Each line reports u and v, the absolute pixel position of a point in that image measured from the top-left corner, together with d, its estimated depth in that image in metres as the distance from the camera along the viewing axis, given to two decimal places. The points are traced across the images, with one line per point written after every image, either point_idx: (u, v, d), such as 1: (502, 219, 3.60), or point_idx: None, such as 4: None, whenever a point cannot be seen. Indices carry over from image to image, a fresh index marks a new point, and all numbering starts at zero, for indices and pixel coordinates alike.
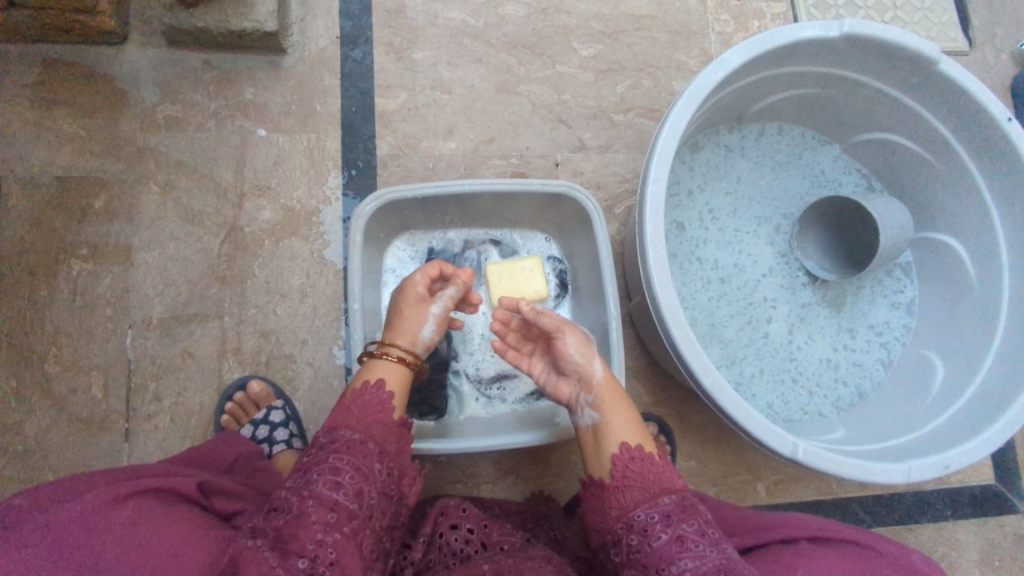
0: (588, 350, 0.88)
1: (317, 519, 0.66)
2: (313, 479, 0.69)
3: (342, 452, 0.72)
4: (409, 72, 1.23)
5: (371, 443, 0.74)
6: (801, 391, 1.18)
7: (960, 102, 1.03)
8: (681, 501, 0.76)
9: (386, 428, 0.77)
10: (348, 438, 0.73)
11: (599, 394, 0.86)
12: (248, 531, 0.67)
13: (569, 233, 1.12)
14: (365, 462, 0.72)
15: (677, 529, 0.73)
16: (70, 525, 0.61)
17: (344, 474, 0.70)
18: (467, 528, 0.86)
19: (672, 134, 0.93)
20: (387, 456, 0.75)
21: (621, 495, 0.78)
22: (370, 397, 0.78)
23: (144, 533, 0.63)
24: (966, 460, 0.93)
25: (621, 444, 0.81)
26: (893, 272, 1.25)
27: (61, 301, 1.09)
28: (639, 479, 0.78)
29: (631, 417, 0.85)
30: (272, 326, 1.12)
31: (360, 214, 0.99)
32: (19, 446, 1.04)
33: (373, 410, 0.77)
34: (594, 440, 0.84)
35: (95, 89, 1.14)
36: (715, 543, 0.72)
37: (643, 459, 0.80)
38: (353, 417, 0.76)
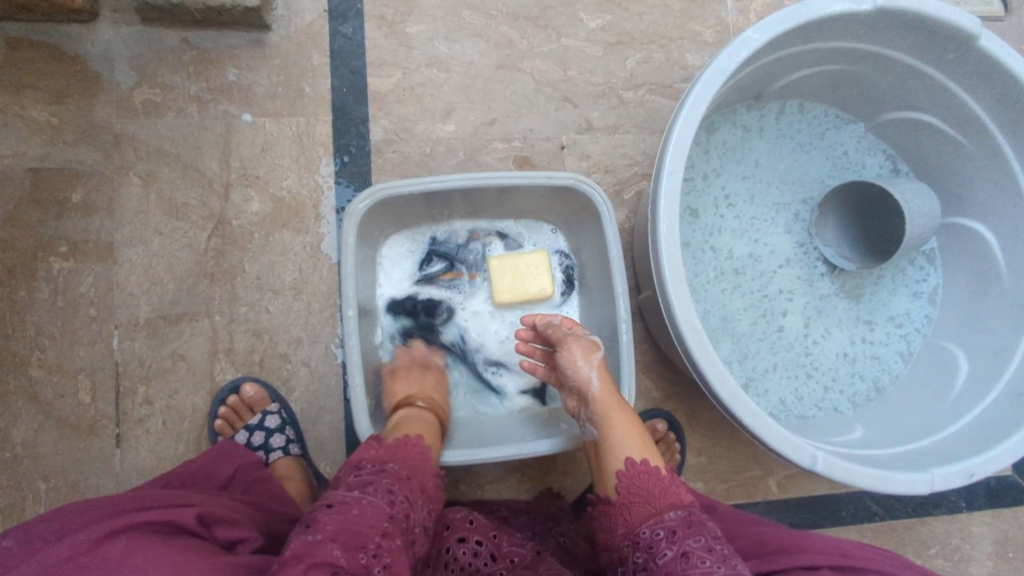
0: (592, 362, 0.86)
1: (375, 524, 0.64)
2: (370, 491, 0.68)
3: (394, 479, 0.71)
4: (404, 48, 1.14)
5: (416, 480, 0.74)
6: (815, 386, 1.13)
7: (1003, 82, 0.95)
8: (687, 516, 0.71)
9: (428, 473, 0.77)
10: (397, 470, 0.73)
11: (601, 410, 0.83)
12: (300, 528, 0.64)
13: (576, 226, 1.05)
14: (413, 493, 0.72)
15: (682, 545, 0.68)
16: (62, 567, 0.59)
17: (398, 495, 0.69)
18: (475, 541, 0.83)
19: (688, 124, 0.86)
20: (427, 496, 0.75)
21: (628, 512, 0.74)
22: (415, 446, 0.78)
23: (134, 564, 0.60)
24: (991, 467, 0.89)
25: (626, 459, 0.78)
26: (916, 260, 1.19)
27: (43, 301, 1.04)
28: (644, 495, 0.74)
29: (636, 428, 0.82)
30: (265, 325, 1.07)
31: (353, 212, 0.93)
32: (7, 452, 1.01)
33: (417, 457, 0.77)
34: (598, 456, 0.82)
35: (67, 73, 1.07)
36: (724, 559, 0.66)
37: (649, 473, 0.76)
38: (399, 453, 0.76)
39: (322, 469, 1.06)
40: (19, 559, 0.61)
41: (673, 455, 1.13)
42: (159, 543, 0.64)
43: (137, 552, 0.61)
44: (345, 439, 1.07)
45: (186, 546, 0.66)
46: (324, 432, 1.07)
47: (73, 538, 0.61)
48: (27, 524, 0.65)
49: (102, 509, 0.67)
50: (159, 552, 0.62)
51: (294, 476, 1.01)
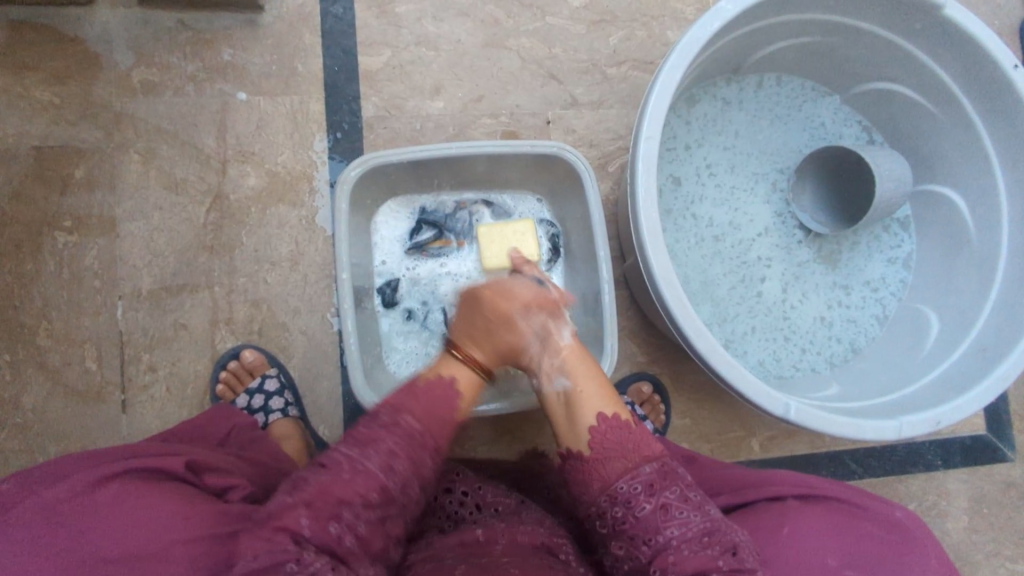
0: (560, 316, 0.89)
1: (360, 491, 0.67)
2: (369, 455, 0.70)
3: (401, 437, 0.73)
4: (393, 28, 1.18)
5: (429, 436, 0.76)
6: (793, 348, 1.18)
7: (966, 49, 0.99)
8: (661, 468, 0.75)
9: (444, 423, 0.79)
10: (409, 427, 0.75)
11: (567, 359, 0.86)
12: (293, 484, 0.69)
13: (562, 195, 1.10)
14: (419, 454, 0.74)
15: (660, 498, 0.72)
16: (59, 507, 0.63)
17: (398, 459, 0.71)
18: (462, 491, 0.87)
19: (665, 90, 0.89)
20: (436, 454, 0.77)
21: (603, 468, 0.76)
22: (438, 396, 0.81)
23: (129, 511, 0.64)
24: (956, 415, 0.94)
25: (600, 415, 0.80)
26: (890, 227, 1.23)
27: (49, 273, 1.08)
28: (619, 450, 0.76)
29: (602, 384, 0.84)
30: (263, 295, 1.11)
31: (344, 180, 0.97)
32: (18, 418, 1.05)
33: (436, 406, 0.79)
34: (568, 409, 0.83)
35: (67, 55, 1.10)
36: (699, 506, 0.72)
37: (621, 427, 0.78)
38: (418, 405, 0.78)
39: (320, 432, 1.11)
40: (18, 498, 0.64)
41: (658, 415, 1.18)
42: (151, 490, 0.67)
43: (131, 499, 0.65)
44: (341, 404, 1.11)
45: (177, 492, 0.69)
46: (322, 397, 1.11)
47: (66, 483, 0.64)
48: (32, 468, 0.69)
49: (95, 458, 0.71)
50: (151, 499, 0.66)
51: (292, 437, 1.05)
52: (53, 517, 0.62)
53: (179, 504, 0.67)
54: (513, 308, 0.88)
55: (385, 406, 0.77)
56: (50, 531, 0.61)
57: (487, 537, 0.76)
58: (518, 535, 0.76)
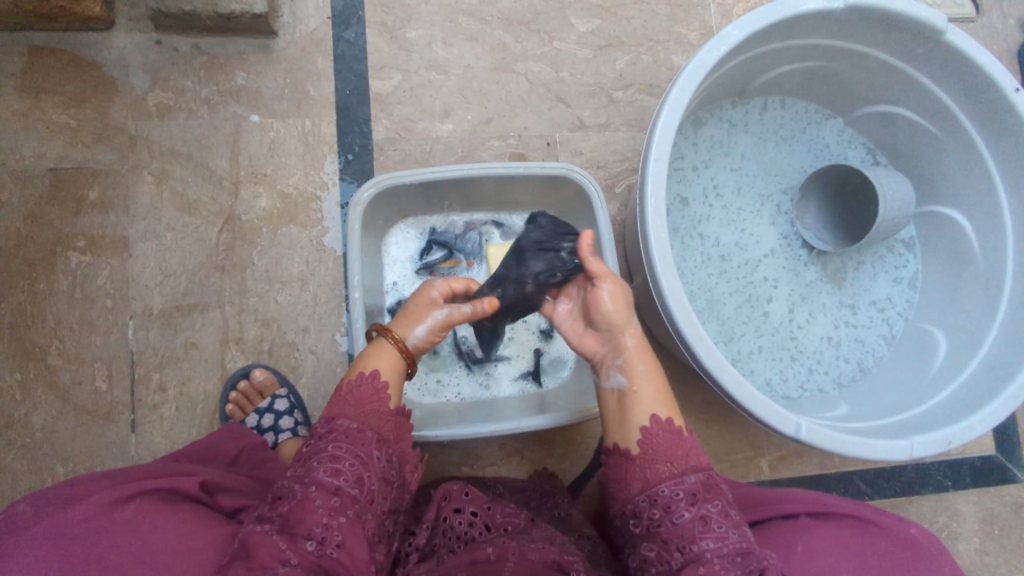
0: (622, 304, 0.85)
1: (320, 505, 0.67)
2: (313, 468, 0.70)
3: (340, 440, 0.72)
4: (403, 52, 1.20)
5: (370, 431, 0.74)
6: (800, 369, 1.18)
7: (967, 73, 1.01)
8: (706, 480, 0.74)
9: (383, 415, 0.76)
10: (343, 429, 0.73)
11: (630, 359, 0.83)
12: (253, 518, 0.69)
13: (571, 216, 1.11)
14: (363, 449, 0.72)
15: (701, 508, 0.72)
16: (76, 528, 0.63)
17: (343, 461, 0.70)
18: (471, 511, 0.86)
19: (673, 113, 0.91)
20: (384, 443, 0.74)
21: (648, 469, 0.75)
22: (365, 386, 0.77)
23: (145, 533, 0.65)
24: (966, 436, 0.94)
25: (652, 417, 0.78)
26: (895, 248, 1.24)
27: (61, 293, 1.09)
28: (665, 453, 0.76)
29: (659, 385, 0.82)
30: (273, 315, 1.12)
31: (357, 202, 0.99)
32: (27, 438, 1.05)
33: (369, 399, 0.76)
34: (623, 408, 0.81)
35: (85, 78, 1.12)
36: (738, 525, 0.71)
37: (670, 433, 0.77)
38: (348, 407, 0.75)
39: None
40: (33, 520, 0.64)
41: None
42: (164, 514, 0.68)
43: (146, 522, 0.66)
44: None
45: (189, 515, 0.70)
46: None
47: (86, 503, 0.65)
48: (40, 492, 0.69)
49: (107, 479, 0.71)
50: (168, 524, 0.67)
51: None
52: (70, 536, 0.62)
53: (194, 530, 0.68)
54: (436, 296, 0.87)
55: (321, 420, 0.75)
56: (66, 552, 0.61)
57: (497, 554, 0.76)
58: (530, 554, 0.76)
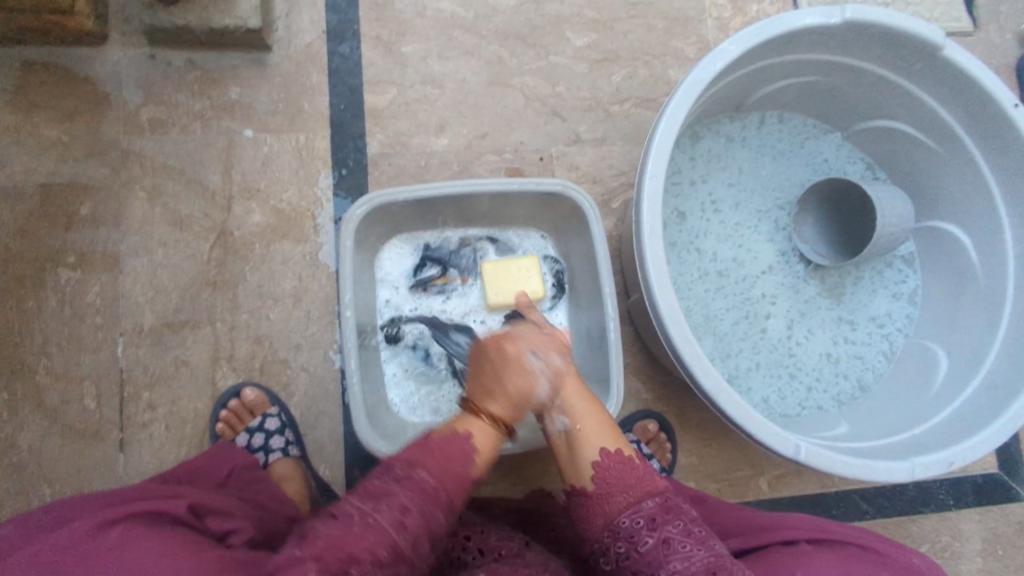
0: (555, 356, 0.82)
1: (369, 549, 0.62)
2: (378, 510, 0.65)
3: (413, 492, 0.68)
4: (399, 67, 1.20)
5: (445, 494, 0.70)
6: (798, 386, 1.17)
7: (966, 87, 1.00)
8: (665, 503, 0.74)
9: (460, 479, 0.72)
10: (423, 481, 0.69)
11: (569, 398, 0.81)
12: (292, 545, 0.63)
13: (566, 232, 1.10)
14: (433, 511, 0.68)
15: (662, 532, 0.71)
16: (59, 554, 0.62)
17: (410, 515, 0.66)
18: (464, 535, 0.85)
19: (669, 130, 0.90)
20: (450, 512, 0.71)
21: (604, 502, 0.75)
22: (456, 444, 0.74)
23: (128, 552, 0.62)
24: (968, 456, 0.92)
25: (602, 451, 0.77)
26: (894, 263, 1.23)
27: (50, 310, 1.07)
28: (620, 485, 0.75)
29: (603, 418, 0.81)
30: (265, 331, 1.10)
31: (349, 218, 0.98)
32: (14, 457, 1.04)
33: (454, 456, 0.73)
34: (572, 449, 0.79)
35: (78, 93, 1.12)
36: (702, 540, 0.71)
37: (625, 464, 0.76)
38: (433, 459, 0.72)
39: (321, 473, 1.09)
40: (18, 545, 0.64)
41: (665, 454, 1.17)
42: (151, 533, 0.65)
43: (130, 542, 0.63)
44: (343, 441, 1.10)
45: (177, 535, 0.67)
46: (323, 436, 1.10)
47: (70, 527, 0.64)
48: (30, 514, 0.69)
49: (96, 501, 0.70)
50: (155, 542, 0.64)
51: (292, 477, 1.03)
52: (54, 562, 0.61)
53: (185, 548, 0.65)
54: (523, 353, 0.80)
55: (399, 461, 0.71)
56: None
57: None
58: None
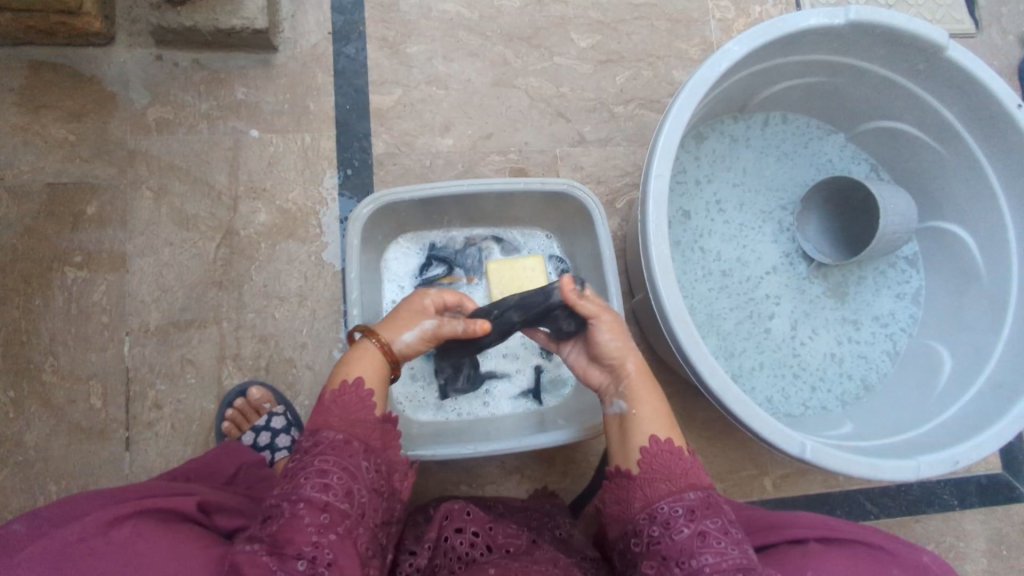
0: (622, 336, 0.83)
1: (309, 523, 0.65)
2: (299, 483, 0.67)
3: (326, 453, 0.69)
4: (404, 67, 1.20)
5: (356, 441, 0.71)
6: (802, 386, 1.17)
7: (969, 88, 1.00)
8: (707, 498, 0.72)
9: (370, 424, 0.73)
10: (329, 441, 0.70)
11: (633, 383, 0.81)
12: (244, 540, 0.66)
13: (571, 232, 1.10)
14: (351, 462, 0.69)
15: (700, 524, 0.70)
16: (68, 550, 0.61)
17: (331, 475, 0.68)
18: (472, 531, 0.84)
19: (674, 129, 0.90)
20: (371, 454, 0.72)
21: (646, 487, 0.74)
22: (349, 397, 0.74)
23: (141, 551, 0.63)
24: (974, 455, 0.92)
25: (651, 437, 0.76)
26: (897, 263, 1.23)
27: (57, 309, 1.08)
28: (665, 472, 0.73)
29: (661, 405, 0.79)
30: (271, 331, 1.11)
31: (356, 217, 0.98)
32: (20, 456, 1.04)
33: (355, 409, 0.73)
34: (623, 432, 0.79)
35: (85, 93, 1.12)
36: (737, 542, 0.69)
37: (670, 453, 0.75)
38: (336, 415, 0.72)
39: None
40: (25, 542, 0.63)
41: None
42: (162, 531, 0.66)
43: (142, 541, 0.64)
44: None
45: (188, 534, 0.68)
46: None
47: (80, 523, 0.63)
48: (34, 511, 0.67)
49: (101, 499, 0.69)
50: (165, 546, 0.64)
51: None
52: (62, 559, 0.60)
53: (193, 548, 0.66)
54: (427, 304, 0.85)
55: (305, 432, 0.72)
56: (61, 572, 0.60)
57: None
58: None
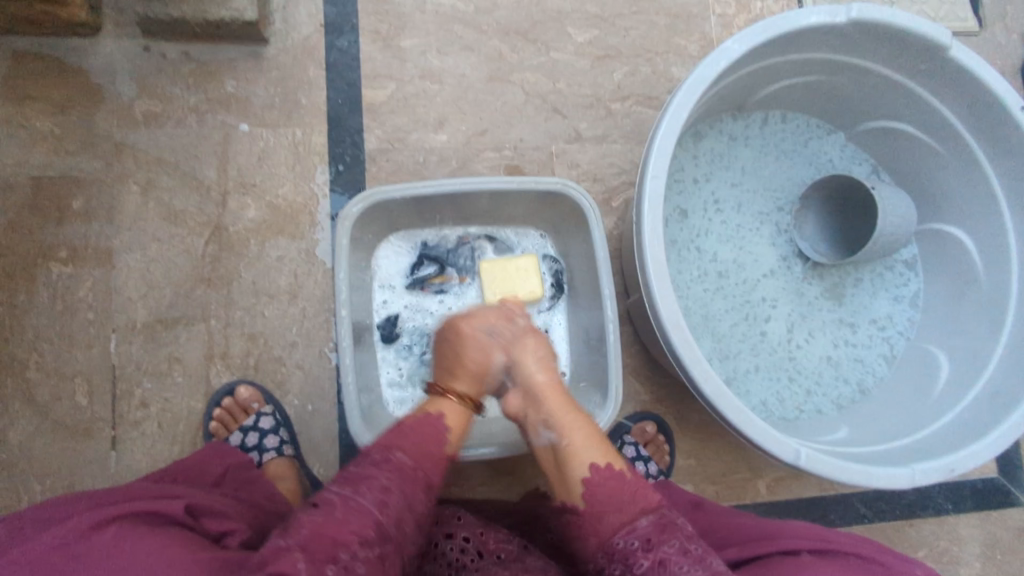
0: (546, 363, 0.88)
1: (356, 530, 0.63)
2: (361, 489, 0.67)
3: (393, 472, 0.71)
4: (398, 61, 1.18)
5: (421, 472, 0.73)
6: (797, 390, 1.16)
7: (972, 89, 0.99)
8: (659, 520, 0.70)
9: (435, 461, 0.76)
10: (401, 462, 0.72)
11: (551, 411, 0.82)
12: (280, 531, 0.64)
13: (566, 232, 1.08)
14: (410, 490, 0.71)
15: (658, 552, 0.67)
16: (52, 553, 0.61)
17: (391, 495, 0.68)
18: (462, 537, 0.83)
19: (671, 128, 0.88)
20: (429, 491, 0.74)
21: (598, 522, 0.73)
22: (429, 428, 0.79)
23: (122, 553, 0.61)
24: (970, 463, 0.91)
25: (591, 466, 0.76)
26: (895, 266, 1.22)
27: (41, 305, 1.06)
28: (614, 503, 0.72)
29: (591, 431, 0.80)
30: (260, 329, 1.09)
31: (346, 216, 0.96)
32: (3, 454, 1.02)
33: (428, 441, 0.77)
34: (559, 465, 0.79)
35: (70, 85, 1.10)
36: (700, 560, 0.66)
37: (613, 480, 0.74)
38: (408, 442, 0.75)
39: (315, 472, 1.07)
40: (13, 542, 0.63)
41: (663, 457, 1.16)
42: (149, 534, 0.64)
43: (126, 542, 0.62)
44: (337, 440, 1.09)
45: (176, 536, 0.66)
46: (318, 435, 1.09)
47: (63, 526, 0.63)
48: (23, 513, 0.68)
49: (90, 500, 0.69)
50: (148, 544, 0.63)
51: (288, 476, 1.02)
52: (46, 563, 0.60)
53: (178, 548, 0.64)
54: (479, 329, 0.89)
55: (376, 446, 0.75)
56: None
57: None
58: None
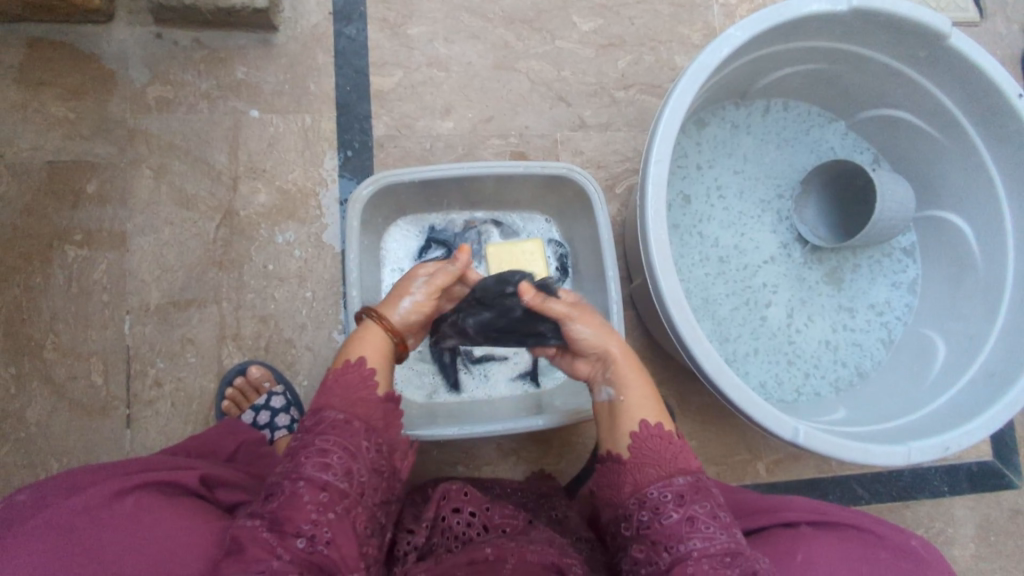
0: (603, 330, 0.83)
1: (309, 500, 0.65)
2: (301, 462, 0.68)
3: (327, 433, 0.69)
4: (405, 48, 1.20)
5: (357, 422, 0.71)
6: (796, 372, 1.18)
7: (969, 77, 1.00)
8: (696, 482, 0.73)
9: (373, 404, 0.73)
10: (332, 422, 0.70)
11: (620, 371, 0.80)
12: (247, 514, 0.67)
13: (571, 216, 1.11)
14: (352, 443, 0.69)
15: (689, 508, 0.70)
16: (78, 519, 0.62)
17: (332, 454, 0.68)
18: (470, 512, 0.86)
19: (674, 114, 0.90)
20: (373, 434, 0.72)
21: (637, 471, 0.74)
22: (352, 375, 0.74)
23: (145, 521, 0.64)
24: (964, 441, 0.93)
25: (642, 422, 0.76)
26: (893, 253, 1.24)
27: (58, 287, 1.08)
28: (655, 457, 0.74)
29: (647, 388, 0.80)
30: (271, 311, 1.11)
31: (356, 198, 0.98)
32: (21, 432, 1.05)
33: (357, 390, 0.73)
34: (612, 417, 0.79)
35: (84, 70, 1.12)
36: (726, 526, 0.70)
37: (660, 437, 0.75)
38: (337, 394, 0.72)
39: None
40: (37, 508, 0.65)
41: None
42: (167, 507, 0.67)
43: (146, 513, 0.65)
44: None
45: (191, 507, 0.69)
46: None
47: (86, 493, 0.64)
48: (43, 482, 0.69)
49: (110, 471, 0.71)
50: (167, 517, 0.66)
51: None
52: (73, 529, 0.62)
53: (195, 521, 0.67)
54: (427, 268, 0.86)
55: (310, 412, 0.72)
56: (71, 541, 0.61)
57: (495, 555, 0.75)
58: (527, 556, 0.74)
